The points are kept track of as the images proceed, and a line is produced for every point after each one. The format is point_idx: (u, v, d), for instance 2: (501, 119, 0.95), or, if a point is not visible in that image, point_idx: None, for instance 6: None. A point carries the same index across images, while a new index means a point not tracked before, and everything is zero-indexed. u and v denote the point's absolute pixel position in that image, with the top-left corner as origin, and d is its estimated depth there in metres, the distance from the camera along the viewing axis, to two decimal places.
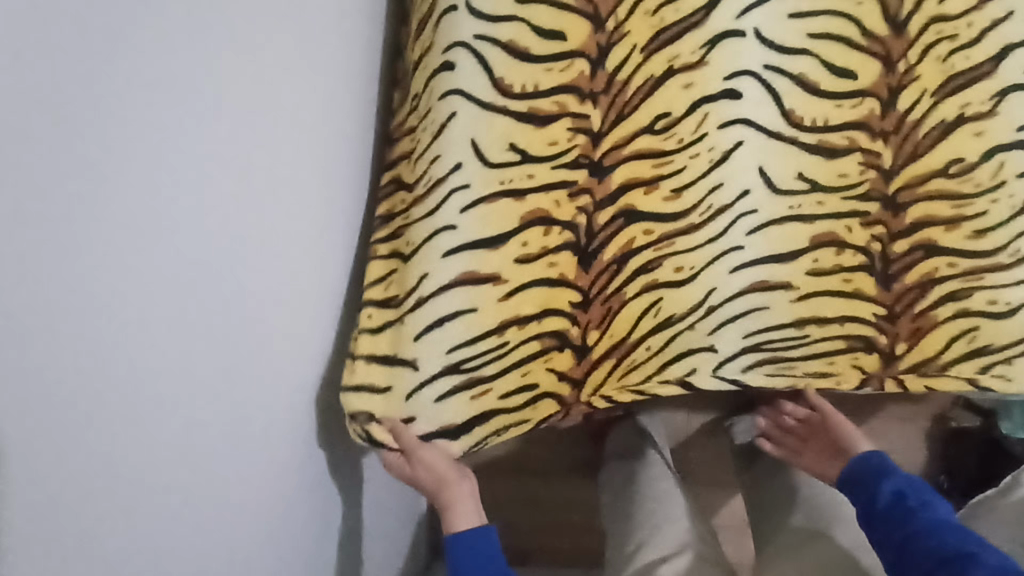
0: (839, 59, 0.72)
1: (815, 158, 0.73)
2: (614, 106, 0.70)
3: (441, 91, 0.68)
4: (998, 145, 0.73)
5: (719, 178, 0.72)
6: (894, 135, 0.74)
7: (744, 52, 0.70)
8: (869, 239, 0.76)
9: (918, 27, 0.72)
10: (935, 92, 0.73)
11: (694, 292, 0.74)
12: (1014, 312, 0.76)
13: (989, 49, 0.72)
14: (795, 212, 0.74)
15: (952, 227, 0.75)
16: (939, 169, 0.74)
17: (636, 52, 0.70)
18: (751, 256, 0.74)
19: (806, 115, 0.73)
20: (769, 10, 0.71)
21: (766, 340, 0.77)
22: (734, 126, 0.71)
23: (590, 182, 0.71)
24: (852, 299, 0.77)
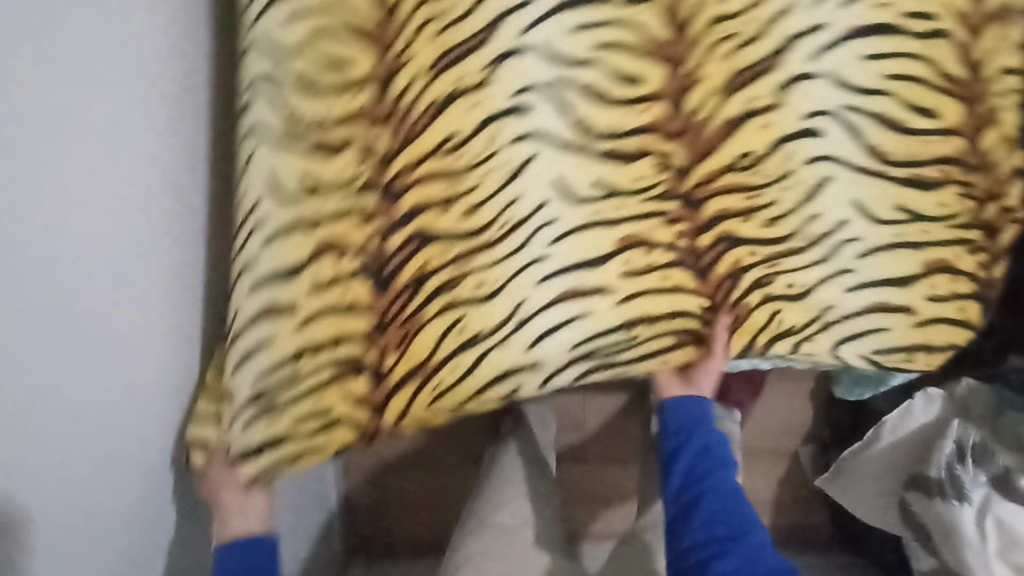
0: (628, 66, 0.76)
1: (610, 165, 0.79)
2: (403, 130, 0.76)
3: (250, 129, 0.78)
4: (784, 134, 0.78)
5: (517, 193, 0.78)
6: (683, 138, 0.79)
7: (526, 69, 0.75)
8: (674, 237, 0.82)
9: (704, 26, 0.75)
10: (723, 90, 0.77)
11: (500, 307, 0.80)
12: (809, 293, 0.83)
13: (770, 44, 0.75)
14: (598, 216, 0.80)
15: (748, 217, 0.81)
16: (732, 164, 0.80)
17: (422, 77, 0.75)
18: (553, 268, 0.80)
19: (598, 124, 0.77)
20: (553, 22, 0.74)
21: (593, 347, 0.83)
22: (526, 142, 0.77)
23: (381, 209, 0.78)
24: (678, 295, 0.83)
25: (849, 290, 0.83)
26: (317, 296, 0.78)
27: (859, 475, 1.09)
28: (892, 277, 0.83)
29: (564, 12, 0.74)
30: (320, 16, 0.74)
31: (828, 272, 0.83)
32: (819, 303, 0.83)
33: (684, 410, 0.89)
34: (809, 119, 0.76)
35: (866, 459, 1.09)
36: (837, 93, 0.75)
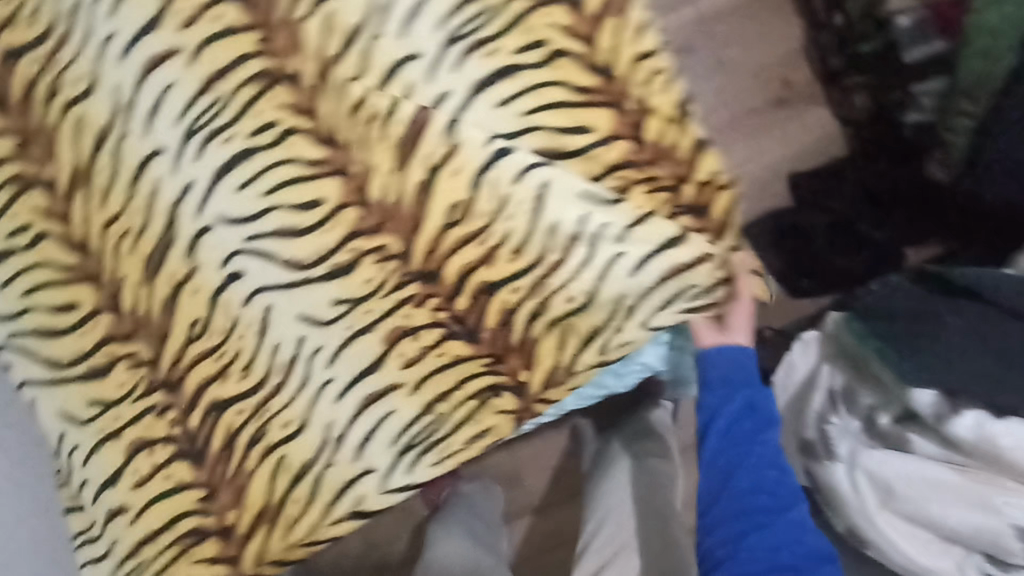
0: (304, 195, 0.81)
1: (339, 281, 0.82)
2: (151, 331, 0.85)
3: (20, 384, 0.89)
4: (477, 169, 0.79)
5: (273, 340, 0.84)
6: (389, 224, 0.81)
7: (221, 239, 0.83)
8: (433, 312, 0.82)
9: (347, 125, 0.81)
10: (397, 167, 0.80)
11: (311, 438, 0.84)
12: (589, 300, 0.79)
13: (412, 110, 0.79)
14: (354, 329, 0.83)
15: (490, 262, 0.80)
16: (446, 222, 0.80)
17: (142, 285, 0.85)
18: (343, 381, 0.83)
19: (305, 257, 0.82)
20: (218, 191, 0.82)
21: (412, 438, 0.84)
22: (254, 298, 0.83)
23: (167, 400, 0.86)
24: (461, 366, 0.83)
25: (631, 271, 0.78)
26: (143, 491, 0.86)
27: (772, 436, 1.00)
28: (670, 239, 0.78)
29: (223, 179, 0.82)
30: (35, 274, 0.86)
31: (598, 272, 0.78)
32: (609, 296, 0.79)
33: (717, 363, 0.86)
34: (490, 144, 0.78)
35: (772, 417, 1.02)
36: (494, 122, 0.79)
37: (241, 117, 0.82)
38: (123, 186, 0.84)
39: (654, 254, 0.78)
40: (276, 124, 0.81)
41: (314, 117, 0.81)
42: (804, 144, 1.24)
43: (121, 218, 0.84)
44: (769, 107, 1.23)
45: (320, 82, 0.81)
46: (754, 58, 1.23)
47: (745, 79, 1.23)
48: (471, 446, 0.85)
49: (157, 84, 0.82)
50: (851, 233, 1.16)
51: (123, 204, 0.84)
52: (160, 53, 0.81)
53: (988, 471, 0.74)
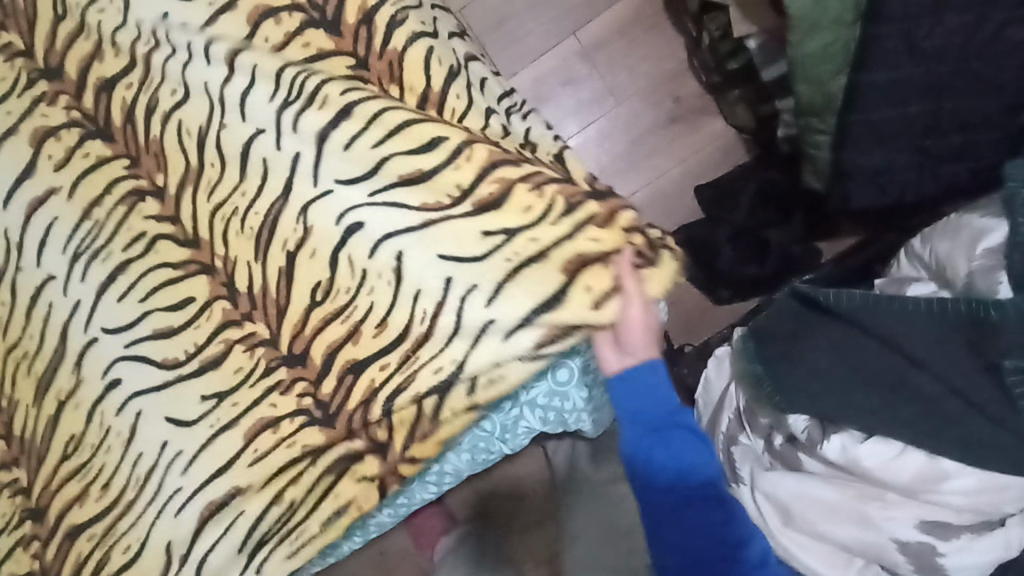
0: (173, 296, 0.83)
1: (207, 376, 0.81)
2: (32, 458, 0.84)
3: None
4: (333, 247, 0.78)
5: (137, 450, 0.81)
6: (256, 311, 0.82)
7: (103, 351, 0.84)
8: (298, 399, 0.80)
9: (212, 223, 0.83)
10: (258, 257, 0.81)
11: (156, 557, 0.80)
12: (461, 367, 0.75)
13: (269, 194, 0.80)
14: (216, 426, 0.80)
15: (355, 337, 0.78)
16: (308, 301, 0.79)
17: (31, 408, 0.85)
18: (190, 491, 0.79)
19: (174, 354, 0.82)
20: (103, 304, 0.85)
21: (262, 541, 0.80)
22: (128, 404, 0.81)
23: (36, 530, 0.83)
24: (318, 459, 0.80)
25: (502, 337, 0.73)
26: None
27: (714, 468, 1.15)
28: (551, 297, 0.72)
29: (108, 289, 0.85)
30: None
31: (466, 343, 0.74)
32: (480, 362, 0.74)
33: (631, 396, 0.77)
34: (343, 218, 0.77)
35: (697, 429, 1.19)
36: (349, 190, 0.77)
37: (114, 235, 0.85)
38: (21, 313, 0.87)
39: (528, 319, 0.72)
40: (144, 235, 0.84)
41: (180, 223, 0.84)
42: (702, 163, 1.26)
43: (19, 345, 0.87)
44: (663, 126, 1.27)
45: (185, 188, 0.84)
46: (642, 82, 1.26)
47: (635, 104, 1.27)
48: (327, 530, 0.81)
49: (41, 220, 0.87)
50: (757, 238, 1.16)
51: (20, 331, 0.87)
52: (37, 198, 0.87)
53: (862, 484, 0.89)
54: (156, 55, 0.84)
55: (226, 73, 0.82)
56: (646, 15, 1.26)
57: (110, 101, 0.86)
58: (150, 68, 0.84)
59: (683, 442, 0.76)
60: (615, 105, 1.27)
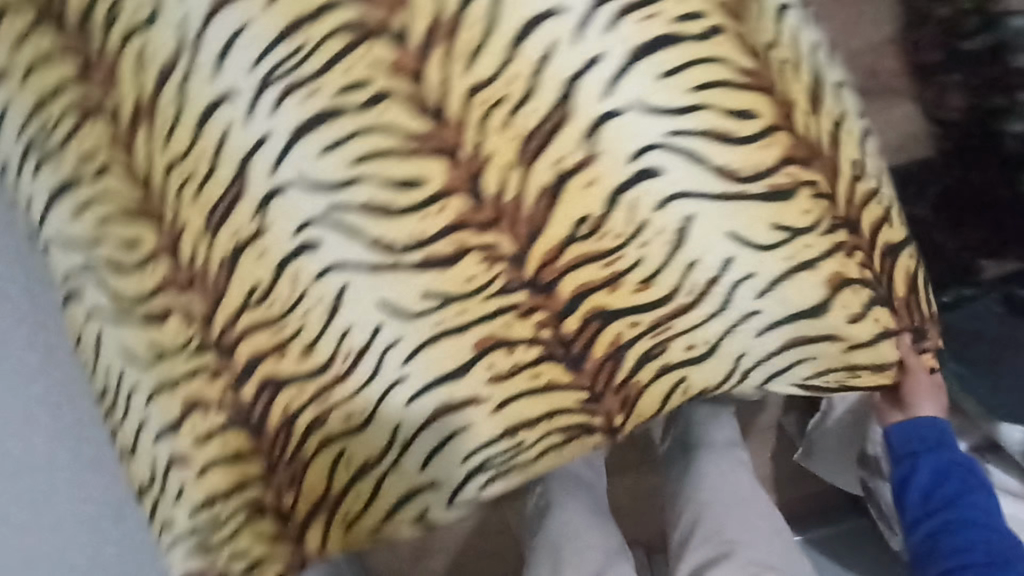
0: (400, 171, 0.69)
1: (433, 273, 0.72)
2: (209, 289, 0.75)
3: (83, 315, 0.83)
4: (617, 187, 0.72)
5: (346, 322, 0.73)
6: (502, 221, 0.72)
7: (298, 205, 0.70)
8: (536, 328, 0.77)
9: (463, 102, 0.68)
10: (521, 161, 0.71)
11: (376, 435, 0.78)
12: (712, 348, 0.81)
13: (548, 97, 0.69)
14: (443, 328, 0.74)
15: (614, 287, 0.76)
16: (569, 233, 0.73)
17: (204, 237, 0.74)
18: (418, 385, 0.76)
19: (397, 236, 0.71)
20: (301, 150, 0.69)
21: (483, 459, 0.81)
22: (331, 274, 0.72)
23: (222, 364, 0.77)
24: (549, 395, 0.80)
25: (759, 332, 0.81)
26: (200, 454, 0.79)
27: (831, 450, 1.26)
28: (811, 304, 0.81)
29: (308, 134, 0.69)
30: (104, 201, 0.77)
31: (726, 325, 0.80)
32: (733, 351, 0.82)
33: (912, 441, 1.02)
34: (636, 160, 0.71)
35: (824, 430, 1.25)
36: (653, 124, 0.71)
37: (329, 68, 0.67)
38: (192, 121, 0.71)
39: (784, 322, 0.81)
40: (369, 84, 0.68)
41: (421, 83, 0.68)
42: None
43: (183, 161, 0.72)
44: None
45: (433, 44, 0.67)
46: None
47: None
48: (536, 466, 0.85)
49: (223, 22, 0.68)
50: None
51: (187, 148, 0.72)
52: None
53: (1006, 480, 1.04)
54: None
55: None
56: None
57: None
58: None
59: (946, 458, 1.02)
60: None
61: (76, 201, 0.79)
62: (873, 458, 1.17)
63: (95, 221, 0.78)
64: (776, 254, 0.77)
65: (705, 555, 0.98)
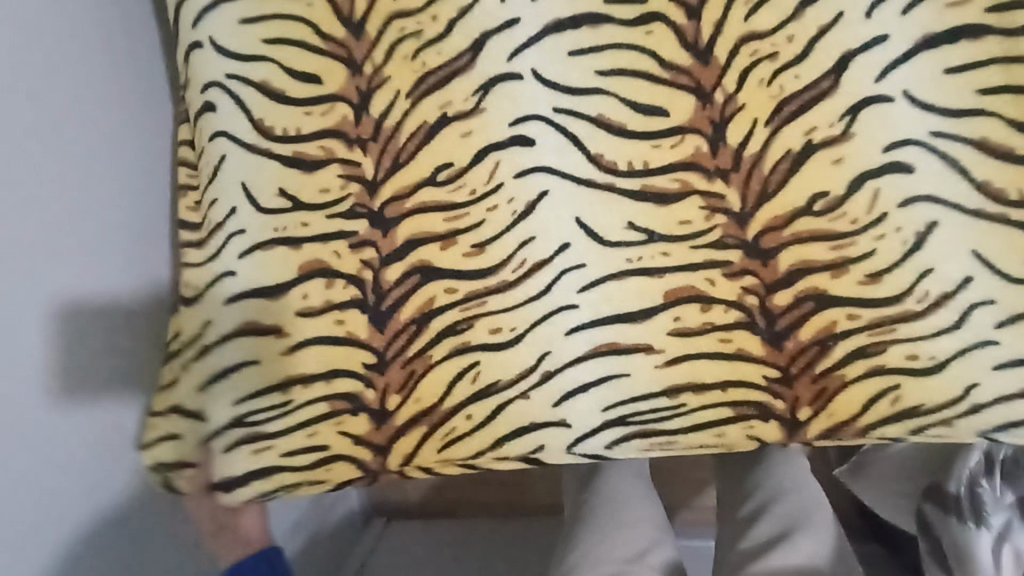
0: (644, 95, 0.61)
1: (645, 206, 0.60)
2: (386, 155, 0.61)
3: (209, 133, 0.64)
4: (865, 171, 0.60)
5: (530, 231, 0.60)
6: (735, 174, 0.60)
7: (528, 96, 0.61)
8: (740, 292, 0.59)
9: (731, 48, 0.62)
10: (771, 121, 0.61)
11: (521, 357, 0.60)
12: (941, 368, 0.58)
13: (820, 64, 0.61)
14: (636, 265, 0.60)
15: (838, 272, 0.59)
16: (803, 206, 0.59)
17: (401, 100, 0.61)
18: (586, 317, 0.60)
19: (620, 159, 0.60)
20: (553, 43, 0.61)
21: (631, 412, 0.60)
22: (536, 174, 0.60)
23: (373, 236, 0.61)
24: (737, 363, 0.59)
25: (996, 366, 0.58)
26: (308, 324, 0.61)
27: (875, 482, 0.73)
28: None
29: (565, 31, 0.61)
30: (280, 23, 0.62)
31: (959, 345, 0.58)
32: (957, 383, 0.58)
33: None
34: (891, 150, 0.60)
35: (886, 456, 0.72)
36: (917, 118, 0.60)
37: None
38: None
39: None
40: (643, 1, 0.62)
41: (694, 16, 0.61)
42: None
43: (411, 14, 0.62)
44: None
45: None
46: None
47: None
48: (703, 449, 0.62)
49: None
50: None
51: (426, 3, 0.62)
52: None
53: None
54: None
55: None
56: None
57: None
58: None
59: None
60: None
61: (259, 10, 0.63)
62: (955, 499, 0.59)
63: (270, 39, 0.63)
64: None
65: (799, 541, 0.62)
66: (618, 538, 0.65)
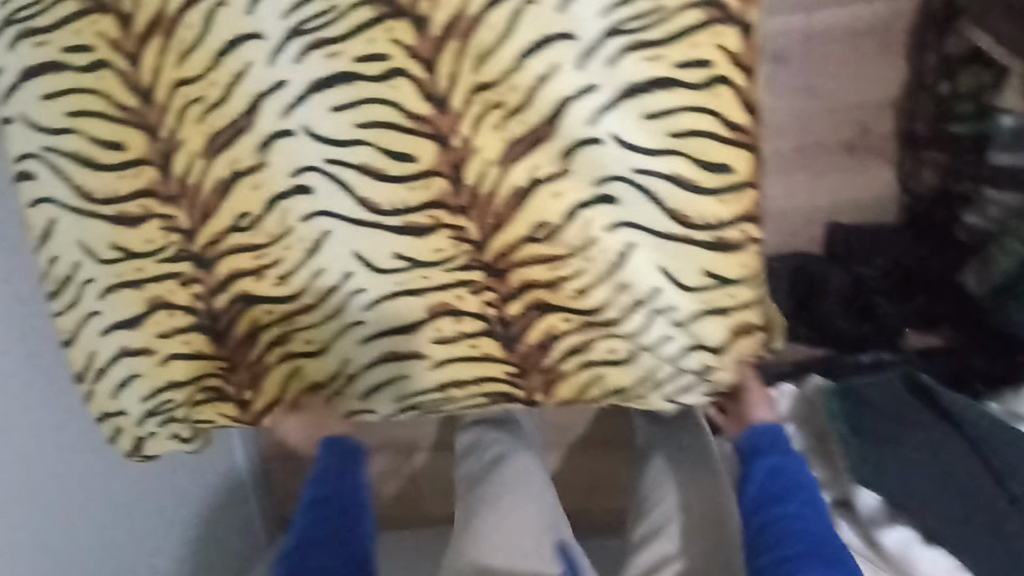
0: (396, 144, 0.76)
1: (407, 239, 0.78)
2: (196, 208, 0.81)
3: (31, 199, 0.82)
4: (577, 203, 0.73)
5: (319, 264, 0.81)
6: (473, 209, 0.76)
7: (300, 150, 0.77)
8: (483, 305, 0.79)
9: (466, 97, 0.73)
10: (499, 162, 0.74)
11: (330, 362, 0.84)
12: (631, 358, 0.78)
13: (541, 110, 0.71)
14: (403, 287, 0.80)
15: (554, 288, 0.77)
16: (526, 235, 0.76)
17: (198, 159, 0.79)
18: (373, 330, 0.82)
19: (381, 200, 0.77)
20: (313, 102, 0.75)
21: (417, 402, 0.84)
22: (317, 218, 0.79)
23: (200, 274, 0.83)
24: (484, 362, 0.81)
25: (673, 357, 0.77)
26: (166, 341, 0.86)
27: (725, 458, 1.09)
28: (714, 342, 0.77)
29: (321, 91, 0.75)
30: (81, 98, 0.78)
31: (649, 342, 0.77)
32: (644, 367, 0.78)
33: (762, 439, 0.89)
34: (602, 185, 0.72)
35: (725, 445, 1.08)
36: (622, 156, 0.71)
37: (355, 39, 0.74)
38: (205, 53, 0.75)
39: (694, 351, 0.77)
40: (388, 58, 0.74)
41: (431, 70, 0.73)
42: (856, 202, 1.22)
43: (192, 82, 0.76)
44: (838, 149, 1.20)
45: (452, 36, 0.72)
46: (845, 92, 1.17)
47: (825, 108, 1.18)
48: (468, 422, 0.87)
49: None
50: (864, 302, 1.16)
51: (201, 71, 0.76)
52: None
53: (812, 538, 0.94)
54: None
55: None
56: (887, 34, 1.14)
57: None
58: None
59: (788, 465, 0.86)
60: (808, 101, 1.18)
61: (57, 88, 0.78)
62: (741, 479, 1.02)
63: (74, 112, 0.79)
64: (704, 315, 0.75)
65: (662, 545, 0.93)
66: (505, 518, 0.96)
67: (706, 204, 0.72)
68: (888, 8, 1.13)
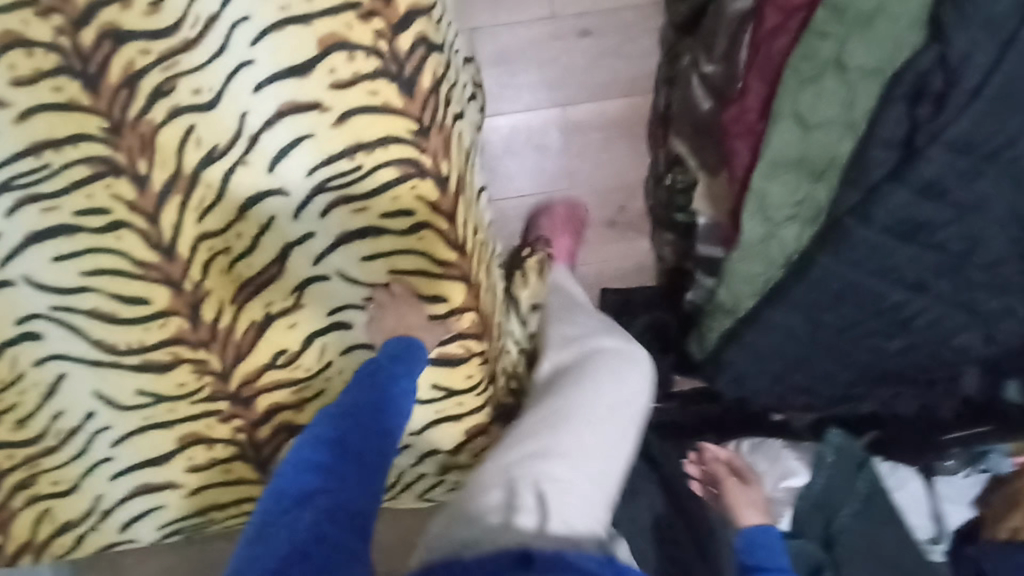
0: (127, 289, 0.78)
1: (149, 375, 0.81)
2: None
3: None
4: (313, 332, 0.82)
5: (59, 407, 0.81)
6: (214, 343, 0.81)
7: (24, 299, 0.78)
8: (233, 431, 0.84)
9: (192, 245, 0.77)
10: (233, 301, 0.80)
11: (82, 500, 0.84)
12: None
13: (266, 255, 0.78)
14: (150, 421, 0.82)
15: (300, 408, 0.84)
16: (268, 363, 0.82)
17: None
18: (123, 465, 0.83)
19: (117, 341, 0.80)
20: (34, 253, 0.77)
21: (179, 527, 0.88)
22: (51, 362, 0.79)
23: None
24: (241, 483, 0.86)
25: (413, 460, 0.88)
26: None
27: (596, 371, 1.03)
28: (448, 445, 0.88)
29: (43, 243, 0.76)
30: None
31: None
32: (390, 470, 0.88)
33: (755, 543, 0.92)
34: (334, 314, 0.81)
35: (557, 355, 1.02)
36: (348, 289, 0.81)
37: (72, 193, 0.75)
38: None
39: (431, 454, 0.88)
40: (109, 211, 0.76)
41: (154, 223, 0.77)
42: (620, 273, 1.38)
43: None
44: (599, 225, 1.35)
45: (175, 191, 0.76)
46: (600, 178, 1.34)
47: (587, 192, 1.34)
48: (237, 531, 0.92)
49: None
50: None
51: None
52: None
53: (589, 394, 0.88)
54: (196, 41, 0.73)
55: (269, 114, 0.74)
56: (631, 126, 1.31)
57: (87, 45, 0.72)
58: (182, 50, 0.73)
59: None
60: (571, 187, 1.33)
61: None
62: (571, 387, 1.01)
63: None
64: (439, 421, 0.86)
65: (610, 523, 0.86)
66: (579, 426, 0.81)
67: (425, 327, 0.82)
68: (627, 106, 1.30)
